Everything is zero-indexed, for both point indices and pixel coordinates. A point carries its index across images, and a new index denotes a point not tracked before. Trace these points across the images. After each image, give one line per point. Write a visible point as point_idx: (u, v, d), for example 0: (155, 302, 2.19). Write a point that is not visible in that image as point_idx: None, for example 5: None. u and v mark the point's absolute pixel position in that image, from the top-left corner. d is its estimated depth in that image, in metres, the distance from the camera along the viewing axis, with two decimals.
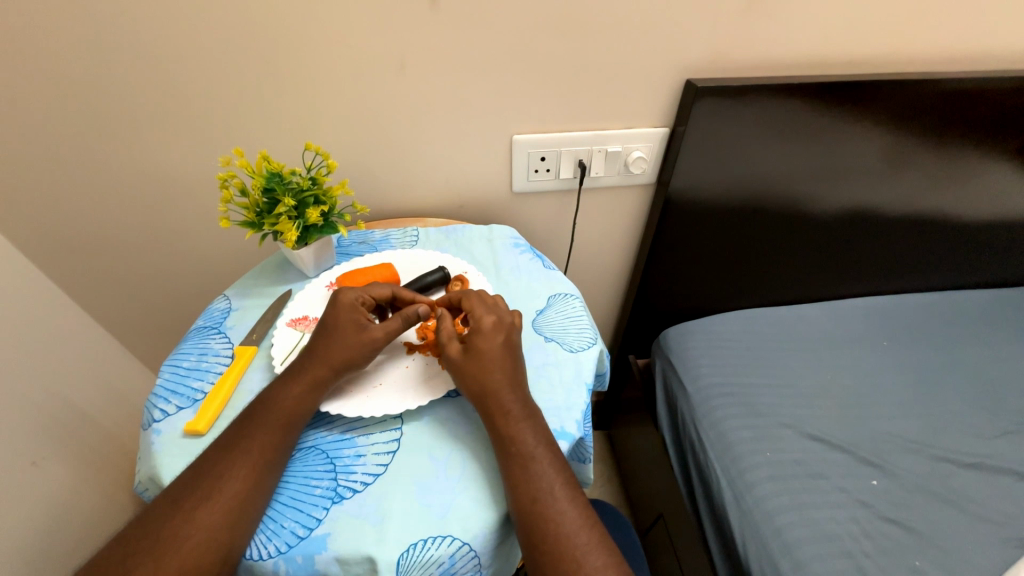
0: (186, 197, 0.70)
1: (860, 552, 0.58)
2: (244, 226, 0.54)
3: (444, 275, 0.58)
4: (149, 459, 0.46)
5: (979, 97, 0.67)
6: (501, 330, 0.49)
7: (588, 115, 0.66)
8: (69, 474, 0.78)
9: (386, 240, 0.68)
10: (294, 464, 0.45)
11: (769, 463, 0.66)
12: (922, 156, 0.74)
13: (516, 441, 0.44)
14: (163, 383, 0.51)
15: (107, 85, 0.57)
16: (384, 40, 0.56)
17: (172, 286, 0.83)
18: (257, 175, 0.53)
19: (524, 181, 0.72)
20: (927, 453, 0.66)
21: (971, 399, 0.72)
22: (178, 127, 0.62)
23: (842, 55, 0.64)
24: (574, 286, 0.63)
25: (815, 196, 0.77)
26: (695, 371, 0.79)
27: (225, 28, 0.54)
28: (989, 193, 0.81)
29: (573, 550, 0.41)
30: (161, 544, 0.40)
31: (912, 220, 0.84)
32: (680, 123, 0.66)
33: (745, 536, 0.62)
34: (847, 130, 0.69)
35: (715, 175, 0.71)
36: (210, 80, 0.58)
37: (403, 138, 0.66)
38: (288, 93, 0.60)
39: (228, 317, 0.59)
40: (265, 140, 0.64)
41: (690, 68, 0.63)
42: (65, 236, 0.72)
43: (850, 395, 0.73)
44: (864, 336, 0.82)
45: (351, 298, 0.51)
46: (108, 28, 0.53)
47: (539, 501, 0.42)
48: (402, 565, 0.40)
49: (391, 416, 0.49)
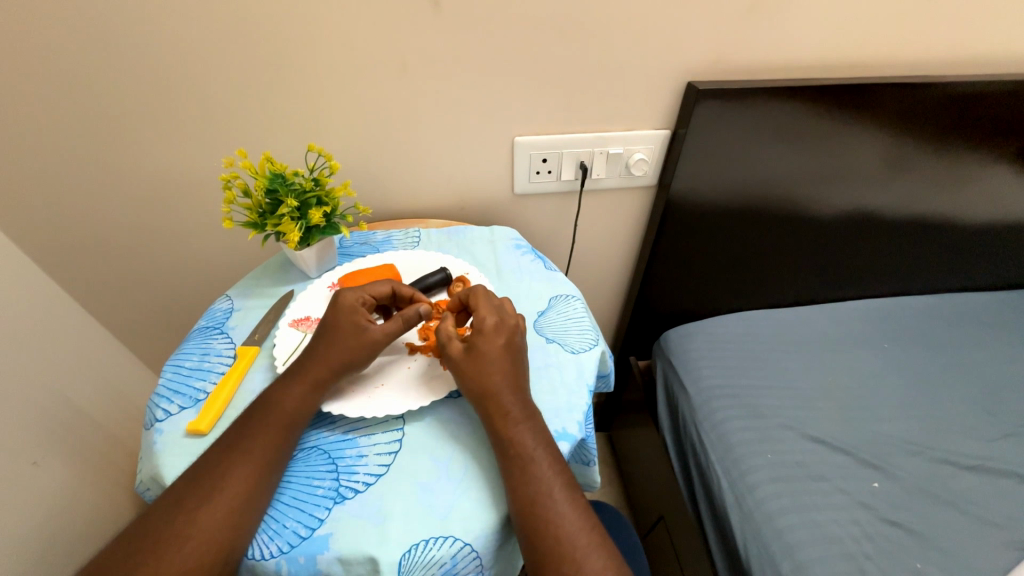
0: (189, 198, 0.70)
1: (862, 554, 0.57)
2: (246, 227, 0.54)
3: (446, 275, 0.58)
4: (151, 458, 0.47)
5: (980, 100, 0.67)
6: (502, 332, 0.49)
7: (589, 117, 0.66)
8: (70, 474, 0.78)
9: (388, 241, 0.68)
10: (296, 464, 0.46)
11: (770, 465, 0.66)
12: (924, 159, 0.74)
13: (516, 442, 0.44)
14: (166, 383, 0.52)
15: (110, 87, 0.58)
16: (386, 41, 0.57)
17: (174, 287, 0.83)
18: (260, 175, 0.53)
19: (525, 182, 0.72)
20: (927, 455, 0.65)
21: (972, 402, 0.72)
22: (180, 128, 0.62)
23: (844, 57, 0.64)
24: (575, 287, 0.63)
25: (816, 198, 0.77)
26: (696, 372, 0.79)
27: (227, 30, 0.54)
28: (991, 196, 0.81)
29: (573, 551, 0.41)
30: (164, 542, 0.40)
31: (915, 222, 0.84)
32: (682, 125, 0.66)
33: (746, 538, 0.62)
34: (848, 132, 0.69)
35: (716, 177, 0.71)
36: (213, 82, 0.58)
37: (405, 139, 0.66)
38: (291, 95, 0.60)
39: (230, 317, 0.59)
40: (267, 142, 0.64)
41: (691, 71, 0.63)
42: (68, 237, 0.72)
43: (851, 397, 0.72)
44: (866, 338, 0.82)
45: (351, 299, 0.51)
46: (111, 29, 0.53)
47: (538, 502, 0.42)
48: (404, 565, 0.40)
49: (393, 416, 0.49)
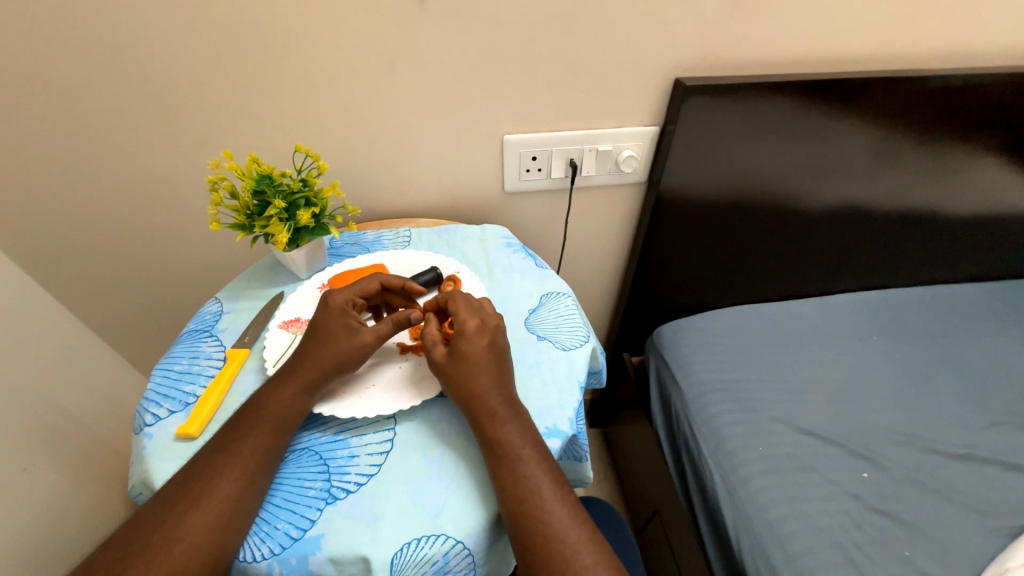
0: (176, 201, 0.70)
1: (852, 544, 0.58)
2: (234, 229, 0.54)
3: (437, 275, 0.58)
4: (140, 463, 0.46)
5: (965, 94, 0.68)
6: (485, 333, 0.49)
7: (576, 115, 0.66)
8: (57, 480, 0.77)
9: (378, 240, 0.68)
10: (288, 465, 0.46)
11: (761, 458, 0.66)
12: (911, 152, 0.74)
13: (502, 442, 0.44)
14: (155, 387, 0.51)
15: (91, 88, 0.57)
16: (372, 39, 0.56)
17: (161, 290, 0.82)
18: (247, 176, 0.52)
19: (515, 181, 0.72)
20: (915, 445, 0.66)
21: (960, 392, 0.73)
22: (166, 130, 0.62)
23: (830, 51, 0.64)
24: (566, 285, 0.63)
25: (807, 191, 0.77)
26: (687, 368, 0.79)
27: (213, 32, 0.54)
28: (977, 188, 0.82)
29: (563, 549, 0.41)
30: (152, 547, 0.40)
31: (904, 215, 0.84)
32: (670, 121, 0.66)
33: (738, 532, 0.63)
34: (836, 127, 0.69)
35: (706, 173, 0.72)
36: (198, 83, 0.58)
37: (394, 140, 0.66)
38: (278, 96, 0.60)
39: (220, 320, 0.58)
40: (255, 143, 0.64)
41: (679, 67, 0.63)
42: (51, 240, 0.71)
43: (841, 389, 0.73)
44: (856, 330, 0.83)
45: (340, 302, 0.51)
46: (93, 32, 0.53)
47: (526, 501, 0.42)
48: (396, 564, 0.40)
49: (384, 416, 0.49)
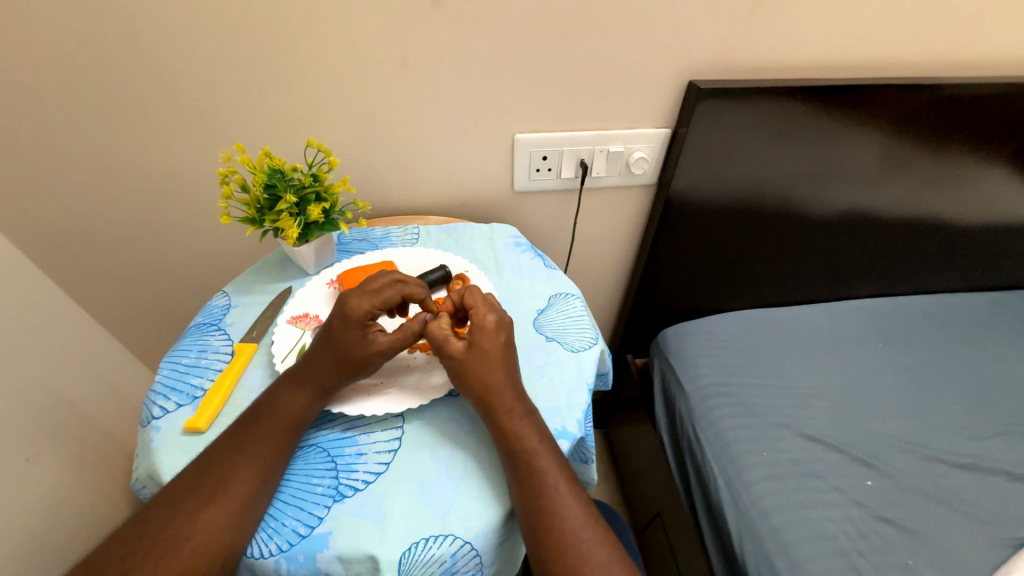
0: (185, 194, 0.69)
1: (856, 551, 0.58)
2: (244, 223, 0.54)
3: (446, 274, 0.58)
4: (148, 456, 0.46)
5: (978, 103, 0.67)
6: (503, 329, 0.49)
7: (588, 115, 0.66)
8: (61, 471, 0.77)
9: (387, 237, 0.68)
10: (296, 462, 0.45)
11: (765, 463, 0.66)
12: (921, 160, 0.74)
13: (519, 438, 0.44)
14: (162, 380, 0.51)
15: (103, 79, 0.57)
16: (385, 35, 0.56)
17: (167, 283, 0.82)
18: (258, 170, 0.52)
19: (525, 180, 0.72)
20: (919, 454, 0.66)
21: (964, 401, 0.73)
22: (177, 122, 0.61)
23: (843, 57, 0.64)
24: (575, 286, 0.63)
25: (816, 197, 0.77)
26: (693, 371, 0.79)
27: (225, 24, 0.54)
28: (987, 197, 0.82)
29: (576, 548, 0.41)
30: (162, 544, 0.40)
31: (911, 222, 0.84)
32: (682, 123, 0.66)
33: (742, 536, 0.63)
34: (848, 133, 0.69)
35: (716, 177, 0.72)
36: (210, 75, 0.57)
37: (404, 136, 0.65)
38: (289, 90, 0.60)
39: (228, 314, 0.58)
40: (265, 136, 0.64)
41: (692, 69, 0.63)
42: (59, 231, 0.71)
43: (846, 396, 0.73)
44: (861, 337, 0.83)
45: (361, 311, 0.47)
46: (107, 23, 0.53)
47: (543, 498, 0.42)
48: (403, 564, 0.40)
49: (392, 415, 0.49)
